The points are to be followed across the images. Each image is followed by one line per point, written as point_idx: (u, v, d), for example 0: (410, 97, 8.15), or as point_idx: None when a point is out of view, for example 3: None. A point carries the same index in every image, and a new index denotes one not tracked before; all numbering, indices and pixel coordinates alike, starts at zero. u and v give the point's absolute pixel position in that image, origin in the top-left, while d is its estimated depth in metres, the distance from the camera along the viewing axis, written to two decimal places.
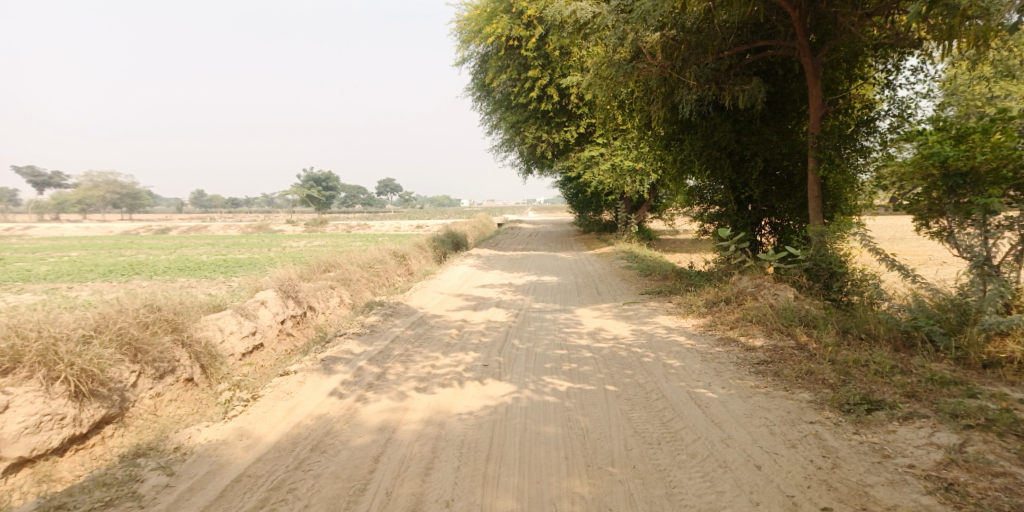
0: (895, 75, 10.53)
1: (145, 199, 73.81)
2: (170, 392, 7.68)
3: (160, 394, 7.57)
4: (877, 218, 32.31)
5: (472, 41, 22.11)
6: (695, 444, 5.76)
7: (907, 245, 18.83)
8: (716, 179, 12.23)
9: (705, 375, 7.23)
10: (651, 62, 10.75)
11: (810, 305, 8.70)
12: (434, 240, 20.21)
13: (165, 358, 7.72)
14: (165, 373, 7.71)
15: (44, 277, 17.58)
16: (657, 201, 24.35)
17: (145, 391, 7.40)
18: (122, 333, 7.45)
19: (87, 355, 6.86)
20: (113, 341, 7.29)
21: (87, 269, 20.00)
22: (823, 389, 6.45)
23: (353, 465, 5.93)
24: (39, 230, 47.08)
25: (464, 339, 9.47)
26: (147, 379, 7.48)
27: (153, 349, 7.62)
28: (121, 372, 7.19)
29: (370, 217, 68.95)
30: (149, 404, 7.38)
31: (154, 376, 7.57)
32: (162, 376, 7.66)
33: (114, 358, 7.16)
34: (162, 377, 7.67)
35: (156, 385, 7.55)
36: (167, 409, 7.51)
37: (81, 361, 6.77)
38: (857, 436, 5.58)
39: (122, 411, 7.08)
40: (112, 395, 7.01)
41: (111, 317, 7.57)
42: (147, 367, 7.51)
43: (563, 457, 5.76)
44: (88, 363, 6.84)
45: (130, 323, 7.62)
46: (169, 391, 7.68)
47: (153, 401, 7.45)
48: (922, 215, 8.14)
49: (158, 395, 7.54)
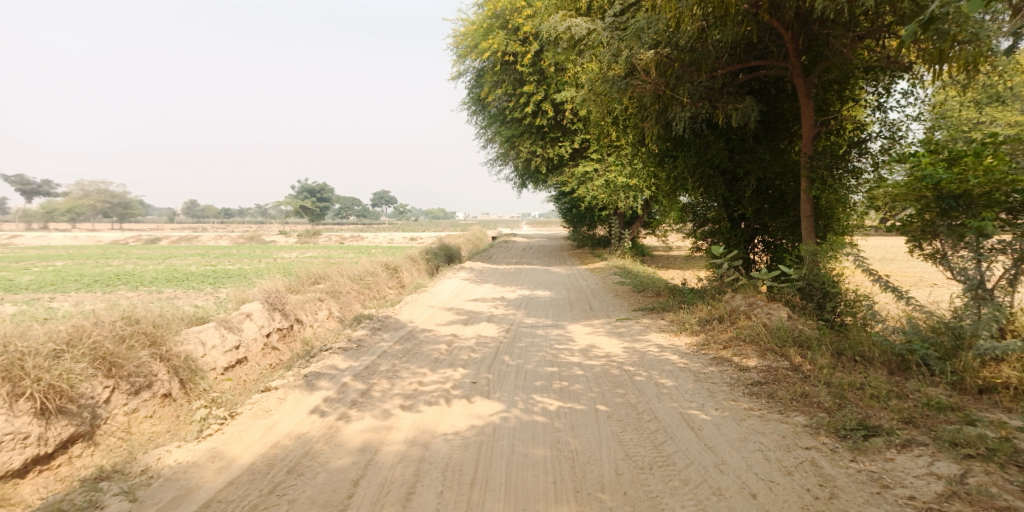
0: (886, 98, 10.43)
1: (138, 209, 73.42)
2: (147, 408, 7.46)
3: (136, 410, 7.35)
4: (873, 237, 32.36)
5: (467, 56, 22.09)
6: (688, 469, 5.60)
7: (901, 265, 18.79)
8: (709, 196, 12.13)
9: (698, 395, 7.08)
10: (645, 79, 10.70)
11: (804, 325, 8.58)
12: (426, 252, 20.07)
13: (141, 373, 7.50)
14: (141, 388, 7.49)
15: (30, 287, 17.33)
16: (650, 217, 24.26)
17: (119, 407, 7.18)
18: (96, 347, 7.23)
19: (56, 370, 6.63)
20: (86, 356, 7.07)
21: (74, 279, 19.68)
22: (819, 413, 6.31)
23: (330, 490, 5.74)
24: (27, 238, 46.54)
25: (453, 355, 9.28)
26: (122, 394, 7.26)
27: (128, 363, 7.40)
28: (94, 387, 6.99)
29: (363, 229, 68.75)
30: (123, 420, 7.17)
31: (129, 391, 7.35)
32: (138, 391, 7.45)
33: (86, 374, 6.94)
34: (138, 392, 7.45)
35: (132, 401, 7.34)
36: (142, 426, 7.30)
37: (49, 377, 6.54)
38: (854, 464, 5.43)
39: (93, 428, 6.87)
40: (82, 412, 6.80)
41: (85, 330, 7.35)
42: (122, 382, 7.30)
43: (551, 482, 5.59)
44: (57, 378, 6.62)
45: (106, 336, 7.40)
46: (145, 406, 7.46)
47: (128, 417, 7.23)
48: (915, 237, 8.03)
49: (133, 411, 7.32)
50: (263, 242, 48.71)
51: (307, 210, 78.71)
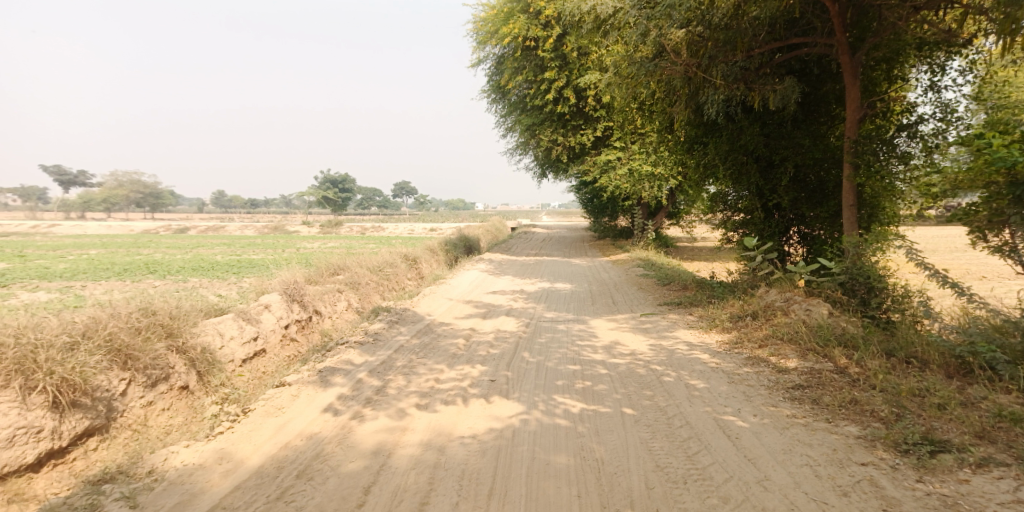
0: (940, 76, 9.62)
1: (166, 198, 74.03)
2: (163, 401, 7.13)
3: (152, 403, 7.02)
4: (914, 229, 31.11)
5: (488, 42, 21.48)
6: (727, 485, 5.09)
7: (944, 258, 17.89)
8: (740, 185, 11.50)
9: (734, 399, 6.53)
10: (675, 60, 10.08)
11: (847, 323, 7.99)
12: (445, 244, 19.65)
13: (158, 365, 7.17)
14: (158, 381, 7.16)
15: (59, 275, 17.28)
16: (675, 207, 23.56)
17: (135, 399, 6.86)
18: (111, 338, 6.90)
19: (70, 363, 6.27)
20: (101, 347, 6.74)
21: (103, 267, 19.70)
22: (873, 423, 5.75)
23: (340, 498, 5.32)
24: (60, 226, 47.14)
25: (471, 350, 8.82)
26: (138, 387, 6.94)
27: (145, 355, 7.06)
28: (109, 379, 6.67)
29: (382, 219, 68.49)
30: (140, 413, 6.85)
31: (146, 384, 7.03)
32: (155, 384, 7.12)
33: (101, 366, 6.60)
34: (154, 384, 7.12)
35: (148, 393, 7.01)
36: (159, 419, 6.97)
37: (62, 370, 6.19)
38: (922, 486, 4.86)
39: (108, 422, 6.54)
40: (97, 405, 6.46)
41: (101, 322, 7.04)
42: (138, 375, 6.97)
43: (575, 496, 5.11)
44: (71, 371, 6.27)
45: (122, 328, 7.06)
46: (162, 399, 7.13)
47: (144, 410, 6.91)
48: (980, 227, 7.49)
49: (150, 404, 7.00)
50: (285, 232, 48.65)
51: (330, 201, 78.72)
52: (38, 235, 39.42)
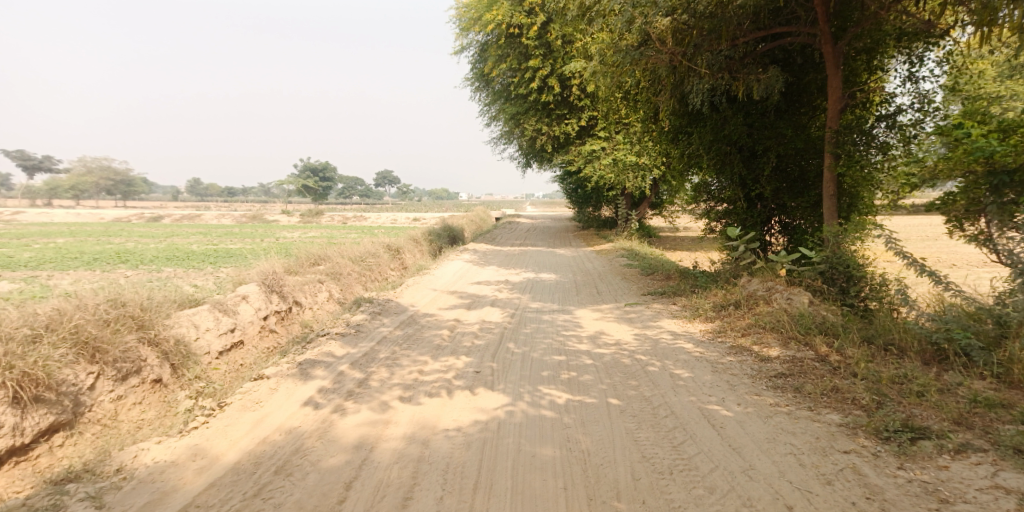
0: (919, 67, 9.68)
1: (141, 187, 72.72)
2: (134, 395, 7.03)
3: (123, 397, 6.92)
4: (892, 219, 31.58)
5: (471, 29, 21.27)
6: (712, 475, 5.12)
7: (921, 246, 18.20)
8: (723, 175, 11.53)
9: (718, 389, 6.56)
10: (660, 49, 10.06)
11: (828, 312, 8.05)
12: (428, 233, 19.54)
13: (128, 358, 7.06)
14: (129, 374, 7.05)
15: (28, 265, 16.85)
16: (658, 198, 23.64)
17: (105, 394, 6.75)
18: (78, 331, 6.77)
19: (31, 357, 6.13)
20: (66, 341, 6.61)
21: (75, 256, 19.25)
22: (854, 411, 5.81)
23: (320, 493, 5.28)
24: (30, 215, 46.12)
25: (455, 341, 8.79)
26: (108, 381, 6.82)
27: (114, 348, 6.96)
28: (76, 373, 6.55)
29: (363, 208, 67.86)
30: (110, 408, 6.74)
31: (116, 377, 6.91)
32: (126, 377, 7.01)
33: (66, 360, 6.49)
34: (125, 378, 7.01)
35: (119, 387, 6.90)
36: (130, 413, 6.86)
37: (23, 365, 6.04)
38: (902, 472, 4.93)
39: (75, 417, 6.42)
40: (63, 400, 6.34)
41: (66, 314, 6.89)
42: (107, 368, 6.85)
43: (561, 488, 5.11)
44: (33, 366, 6.13)
45: (88, 320, 6.93)
46: (133, 393, 7.03)
47: (114, 404, 6.80)
48: (958, 216, 7.61)
49: (120, 398, 6.89)
50: (264, 221, 48.06)
51: (311, 191, 77.94)
52: (8, 223, 38.62)
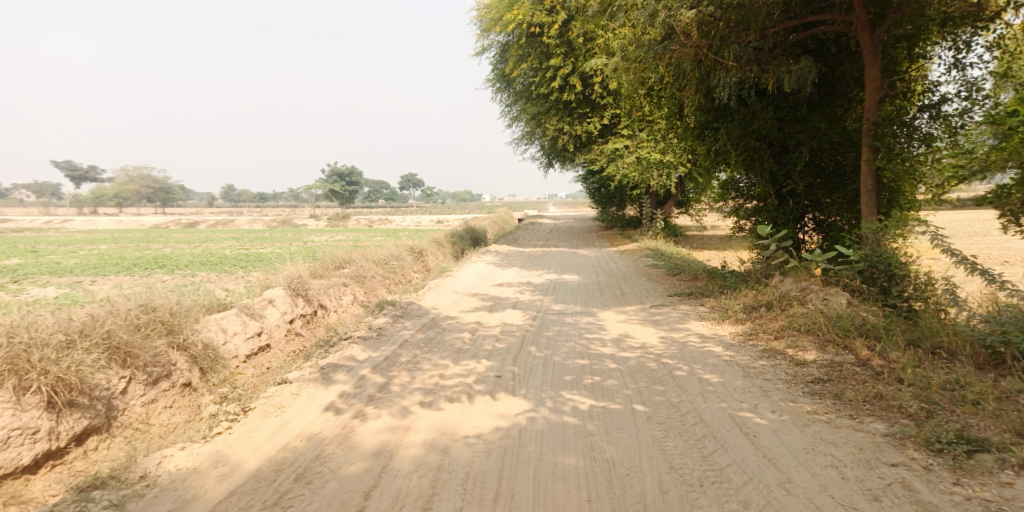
0: (965, 53, 9.18)
1: (179, 194, 74.07)
2: (165, 399, 6.91)
3: (154, 401, 6.80)
4: (936, 215, 30.36)
5: (491, 29, 21.05)
6: (746, 488, 4.81)
7: (964, 243, 17.49)
8: (753, 170, 11.14)
9: (750, 395, 6.23)
10: (685, 42, 9.75)
11: (867, 313, 7.65)
12: (451, 235, 19.39)
13: (159, 363, 6.93)
14: (159, 378, 6.93)
15: (73, 270, 17.17)
16: (685, 196, 23.19)
17: (136, 397, 6.64)
18: (110, 336, 6.66)
19: (64, 362, 6.04)
20: (99, 346, 6.51)
21: (115, 262, 19.56)
22: (901, 420, 5.45)
23: (339, 503, 5.08)
24: (74, 221, 47.37)
25: (476, 344, 8.56)
26: (139, 385, 6.71)
27: (144, 353, 6.83)
28: (109, 378, 6.44)
29: (388, 211, 68.19)
30: (141, 411, 6.62)
31: (147, 382, 6.80)
32: (156, 381, 6.89)
33: (99, 365, 6.38)
34: (155, 382, 6.89)
35: (150, 391, 6.79)
36: (161, 417, 6.74)
37: (57, 370, 5.96)
38: (959, 489, 4.58)
39: (109, 421, 6.32)
40: (95, 404, 6.24)
41: (99, 320, 6.80)
42: (138, 373, 6.74)
43: (584, 500, 4.84)
44: (66, 371, 6.04)
45: (120, 325, 6.83)
46: (164, 397, 6.91)
47: (145, 408, 6.68)
48: (1014, 211, 7.41)
49: (151, 401, 6.77)
50: (293, 225, 48.54)
51: (337, 194, 78.57)
52: (54, 231, 39.83)
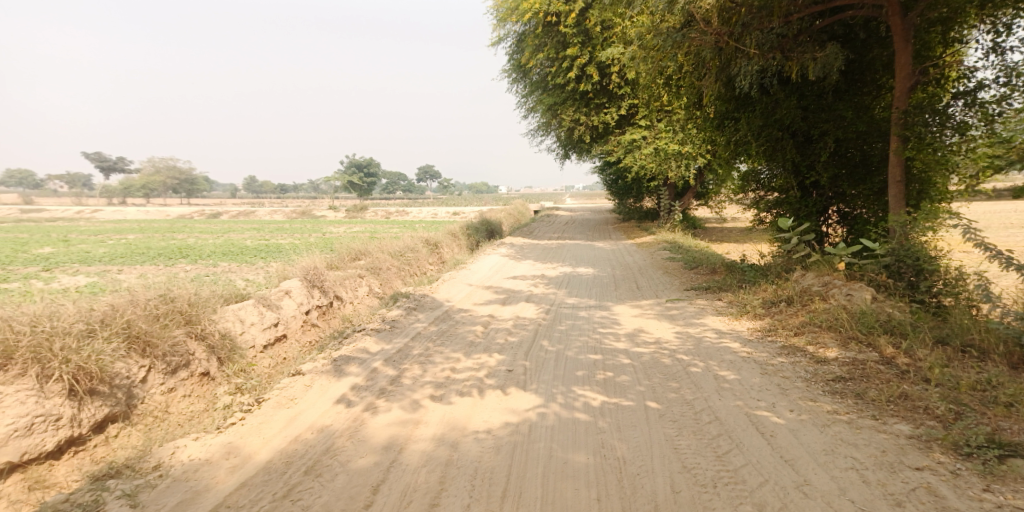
0: (1006, 36, 8.73)
1: (202, 186, 74.84)
2: (184, 388, 6.85)
3: (173, 389, 6.75)
4: (967, 207, 29.44)
5: (508, 19, 20.78)
6: (761, 490, 4.65)
7: (996, 236, 16.97)
8: (775, 162, 10.88)
9: (767, 393, 6.04)
10: (706, 29, 9.52)
11: (893, 309, 7.39)
12: (467, 227, 19.26)
13: (178, 352, 6.88)
14: (178, 367, 6.88)
15: (99, 259, 17.33)
16: (705, 188, 22.84)
17: (156, 386, 6.58)
18: (130, 325, 6.62)
19: (85, 351, 6.00)
20: (119, 335, 6.47)
21: (139, 251, 19.72)
22: (927, 422, 5.24)
23: (348, 497, 5.00)
24: (102, 211, 48.05)
25: (489, 338, 8.44)
26: (159, 374, 6.66)
27: (163, 342, 6.78)
28: (129, 367, 6.40)
29: (406, 203, 68.26)
30: (161, 400, 6.56)
31: (166, 371, 6.74)
32: (175, 370, 6.84)
33: (118, 354, 6.34)
34: (175, 371, 6.83)
35: (169, 380, 6.73)
36: (180, 406, 6.69)
37: (78, 358, 5.93)
38: (989, 495, 4.40)
39: (129, 409, 6.27)
40: (116, 392, 6.20)
41: (119, 309, 6.77)
42: (157, 362, 6.68)
43: (594, 499, 4.72)
44: (87, 360, 6.00)
45: (140, 315, 6.79)
46: (183, 386, 6.86)
47: (165, 397, 6.63)
48: None
49: (171, 390, 6.72)
50: (313, 217, 48.78)
51: (355, 186, 78.85)
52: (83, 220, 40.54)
